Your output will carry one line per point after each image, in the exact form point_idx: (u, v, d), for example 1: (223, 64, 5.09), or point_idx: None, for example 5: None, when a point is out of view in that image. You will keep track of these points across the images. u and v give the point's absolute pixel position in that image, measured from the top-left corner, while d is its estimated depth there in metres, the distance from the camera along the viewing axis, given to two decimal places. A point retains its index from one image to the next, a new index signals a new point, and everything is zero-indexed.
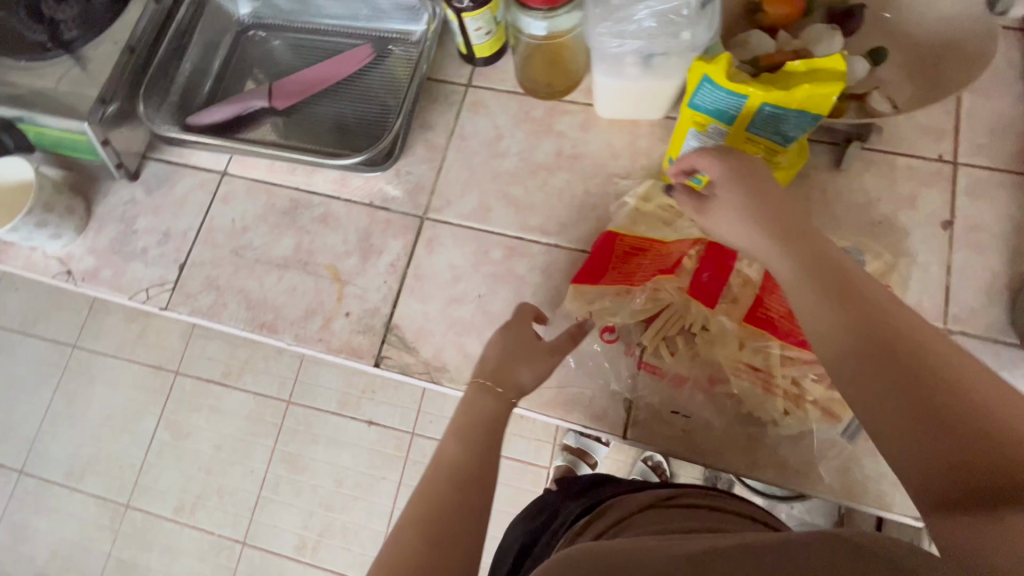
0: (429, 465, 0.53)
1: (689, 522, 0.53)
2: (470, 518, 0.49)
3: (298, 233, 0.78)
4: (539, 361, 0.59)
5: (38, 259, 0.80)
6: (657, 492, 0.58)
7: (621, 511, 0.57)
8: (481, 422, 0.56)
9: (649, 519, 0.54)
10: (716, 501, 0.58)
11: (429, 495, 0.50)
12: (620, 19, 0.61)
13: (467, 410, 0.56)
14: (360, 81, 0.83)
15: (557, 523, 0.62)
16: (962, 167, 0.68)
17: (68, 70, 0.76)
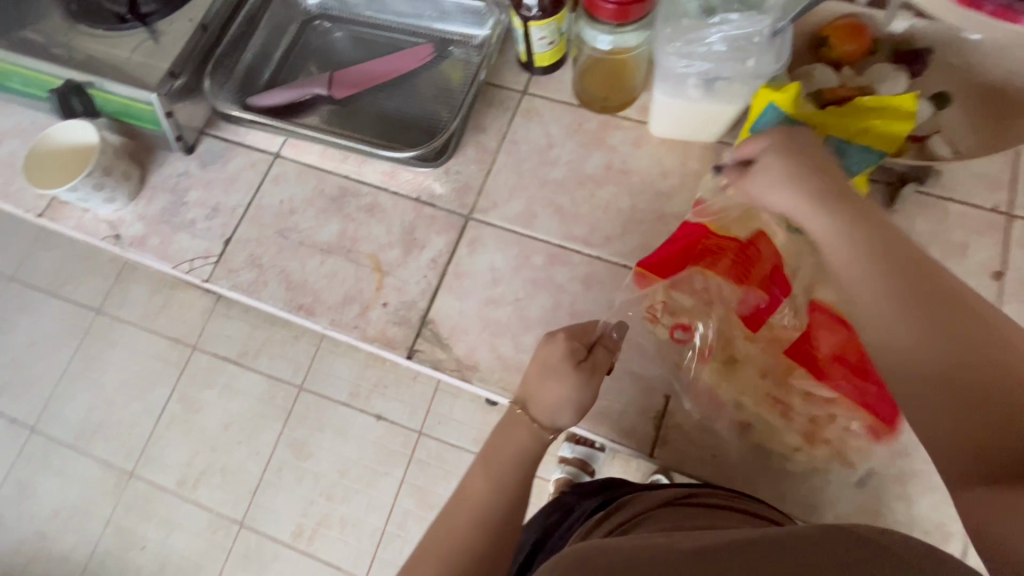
0: (456, 496, 0.54)
1: (715, 520, 0.52)
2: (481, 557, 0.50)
3: (344, 220, 0.79)
4: (580, 385, 0.56)
5: (89, 221, 0.82)
6: (675, 491, 0.58)
7: (636, 507, 0.56)
8: (512, 458, 0.55)
9: (667, 515, 0.53)
10: (738, 503, 0.57)
11: (453, 527, 0.51)
12: (690, 40, 0.61)
13: (502, 439, 0.56)
14: (418, 78, 0.84)
15: (575, 515, 0.62)
16: (1018, 220, 0.67)
17: (142, 41, 0.79)
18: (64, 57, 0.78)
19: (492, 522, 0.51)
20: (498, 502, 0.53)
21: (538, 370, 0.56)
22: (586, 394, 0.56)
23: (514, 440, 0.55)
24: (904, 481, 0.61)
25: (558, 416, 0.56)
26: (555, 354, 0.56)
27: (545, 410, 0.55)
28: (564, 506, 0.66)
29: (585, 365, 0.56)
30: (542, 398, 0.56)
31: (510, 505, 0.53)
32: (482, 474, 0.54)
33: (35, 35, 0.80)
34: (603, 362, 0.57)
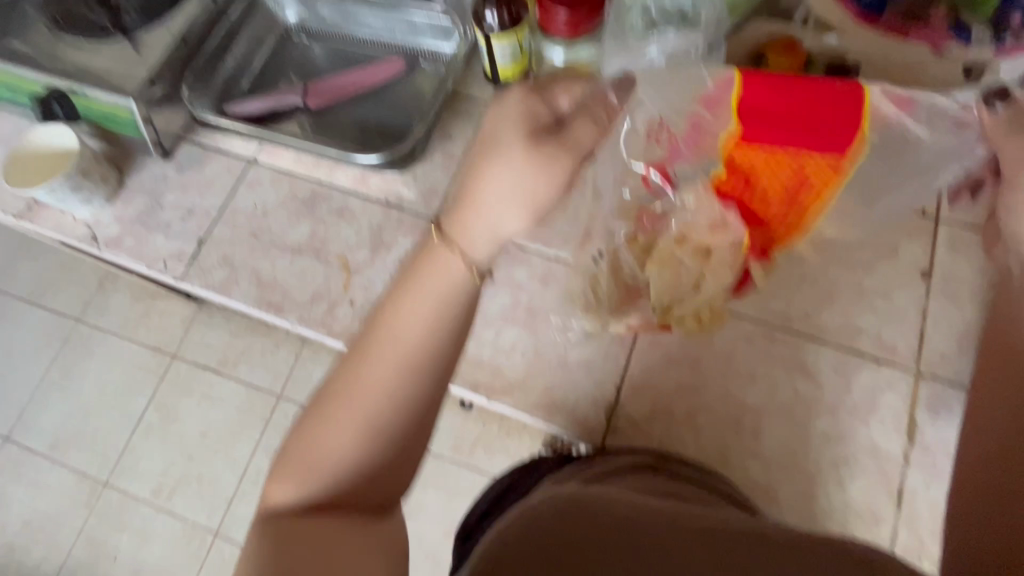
0: (381, 346, 0.49)
1: (690, 491, 0.54)
2: (399, 401, 0.49)
3: (315, 222, 0.82)
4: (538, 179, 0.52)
5: (67, 222, 0.85)
6: (646, 458, 0.60)
7: (605, 467, 0.58)
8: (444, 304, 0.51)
9: (635, 476, 0.55)
10: (705, 478, 0.58)
11: (378, 377, 0.49)
12: (633, 54, 0.66)
13: (439, 284, 0.51)
14: (390, 89, 0.89)
15: (539, 470, 0.66)
16: (943, 223, 0.72)
17: (123, 51, 0.83)
18: (48, 65, 0.82)
19: (410, 364, 0.49)
20: (421, 340, 0.50)
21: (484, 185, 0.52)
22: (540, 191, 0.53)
23: (438, 264, 0.51)
24: (839, 466, 0.65)
25: (501, 221, 0.52)
26: (518, 155, 0.51)
27: (486, 220, 0.52)
28: (528, 466, 0.70)
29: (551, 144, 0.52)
30: (490, 205, 0.52)
31: (429, 347, 0.50)
32: (403, 311, 0.50)
33: (21, 45, 0.84)
34: (582, 136, 0.54)
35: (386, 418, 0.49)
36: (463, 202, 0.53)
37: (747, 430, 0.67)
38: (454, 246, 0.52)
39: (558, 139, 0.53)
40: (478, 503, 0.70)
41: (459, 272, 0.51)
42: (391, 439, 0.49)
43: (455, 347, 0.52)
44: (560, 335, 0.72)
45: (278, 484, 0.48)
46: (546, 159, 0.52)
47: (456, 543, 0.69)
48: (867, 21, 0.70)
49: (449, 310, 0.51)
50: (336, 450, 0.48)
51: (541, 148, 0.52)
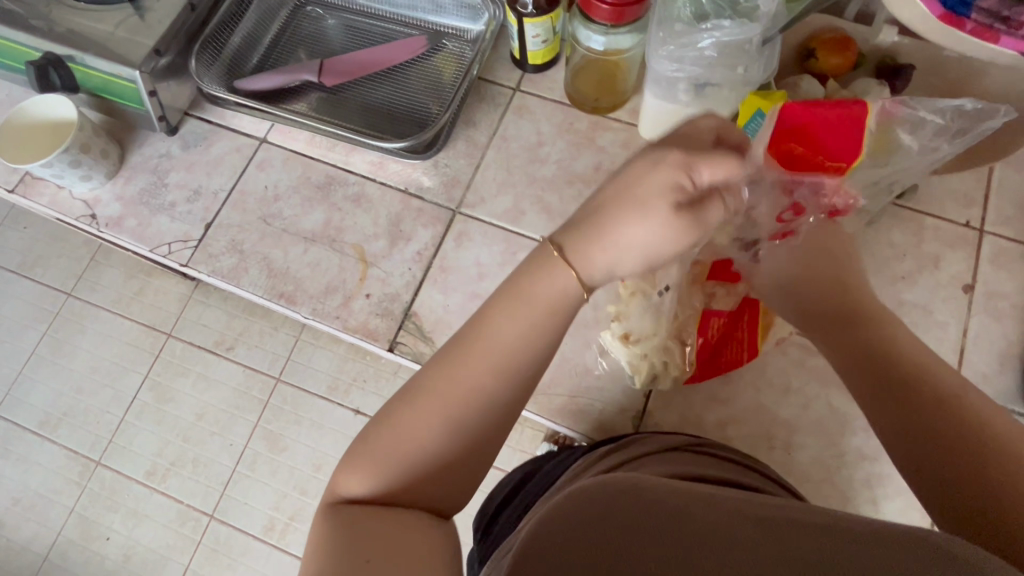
0: (480, 338, 0.46)
1: (721, 471, 0.49)
2: (488, 402, 0.46)
3: (329, 209, 0.78)
4: (663, 246, 0.45)
5: (63, 198, 0.80)
6: (685, 438, 0.56)
7: (640, 447, 0.54)
8: (546, 305, 0.46)
9: (678, 456, 0.51)
10: (753, 461, 0.54)
11: (475, 370, 0.45)
12: (682, 44, 0.63)
13: (542, 285, 0.46)
14: (410, 69, 0.84)
15: (559, 459, 0.64)
16: (987, 235, 0.69)
17: (127, 17, 0.77)
18: (44, 28, 0.76)
19: (506, 365, 0.46)
20: (523, 341, 0.46)
21: (610, 225, 0.45)
22: (661, 252, 0.45)
23: (549, 276, 0.46)
24: (873, 485, 0.64)
25: (619, 264, 0.46)
26: (663, 222, 0.43)
27: (607, 256, 0.46)
28: (552, 456, 0.67)
29: (695, 216, 0.44)
30: (614, 243, 0.45)
31: (531, 343, 0.46)
32: (507, 310, 0.46)
33: (13, 4, 0.77)
34: (710, 217, 0.45)
35: (470, 418, 0.45)
36: (596, 237, 0.45)
37: (780, 445, 0.66)
38: (572, 261, 0.46)
39: (696, 229, 0.45)
40: (495, 495, 0.67)
41: (571, 296, 0.47)
42: (470, 439, 0.45)
43: (548, 357, 0.48)
44: (587, 339, 0.70)
45: (348, 480, 0.44)
46: (681, 228, 0.44)
47: (476, 529, 0.67)
48: (949, 24, 0.49)
49: (554, 324, 0.47)
50: (418, 447, 0.44)
51: (683, 217, 0.44)
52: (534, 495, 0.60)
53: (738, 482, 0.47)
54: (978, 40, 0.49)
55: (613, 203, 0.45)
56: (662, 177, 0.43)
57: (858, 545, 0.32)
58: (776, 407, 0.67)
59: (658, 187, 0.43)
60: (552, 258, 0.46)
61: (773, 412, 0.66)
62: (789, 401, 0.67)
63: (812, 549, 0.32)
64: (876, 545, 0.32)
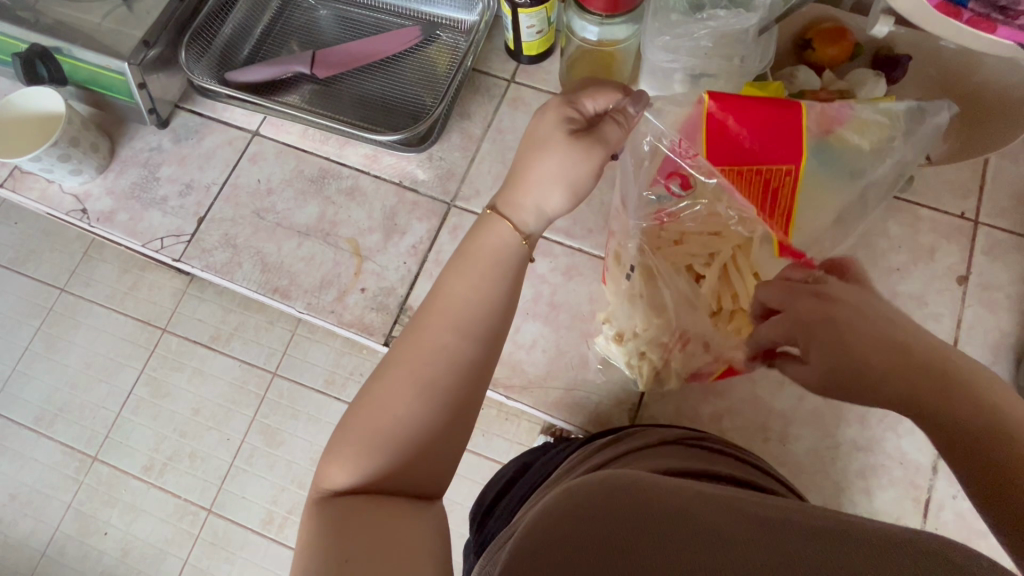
0: (437, 302, 0.48)
1: (717, 465, 0.49)
2: (454, 363, 0.46)
3: (323, 203, 0.77)
4: (577, 165, 0.51)
5: (53, 193, 0.79)
6: (682, 432, 0.56)
7: (638, 440, 0.54)
8: (493, 255, 0.50)
9: (674, 450, 0.51)
10: (748, 455, 0.54)
11: (435, 332, 0.47)
12: (679, 34, 0.63)
13: (484, 240, 0.51)
14: (404, 60, 0.83)
15: (554, 451, 0.64)
16: (983, 226, 0.69)
17: (114, 7, 0.75)
18: (30, 20, 0.74)
19: (466, 323, 0.47)
20: (475, 296, 0.48)
21: (523, 167, 0.52)
22: (581, 172, 0.51)
23: (490, 231, 0.51)
24: (867, 475, 0.65)
25: (547, 199, 0.51)
26: (563, 142, 0.50)
27: (533, 195, 0.51)
28: (549, 447, 0.67)
29: (590, 134, 0.51)
30: (535, 183, 0.51)
31: (488, 301, 0.48)
32: (458, 272, 0.49)
33: None
34: (609, 136, 0.52)
35: (441, 382, 0.45)
36: (520, 180, 0.51)
37: (775, 437, 0.66)
38: (506, 213, 0.51)
39: (600, 144, 0.51)
40: (490, 487, 0.68)
41: (515, 243, 0.51)
42: (445, 404, 0.45)
43: (511, 310, 0.49)
44: (582, 332, 0.70)
45: (333, 466, 0.44)
46: (583, 148, 0.51)
47: (472, 519, 0.67)
48: (946, 14, 0.49)
49: (502, 271, 0.49)
50: (395, 419, 0.44)
51: (582, 139, 0.51)
52: (530, 487, 0.60)
53: (733, 477, 0.47)
54: (974, 30, 0.49)
55: (523, 155, 0.52)
56: (551, 117, 0.52)
57: (855, 544, 0.32)
58: (770, 400, 0.67)
59: (549, 126, 0.51)
60: (489, 216, 0.51)
61: (767, 405, 0.67)
62: (784, 394, 0.67)
63: (810, 550, 0.32)
64: (874, 544, 0.32)
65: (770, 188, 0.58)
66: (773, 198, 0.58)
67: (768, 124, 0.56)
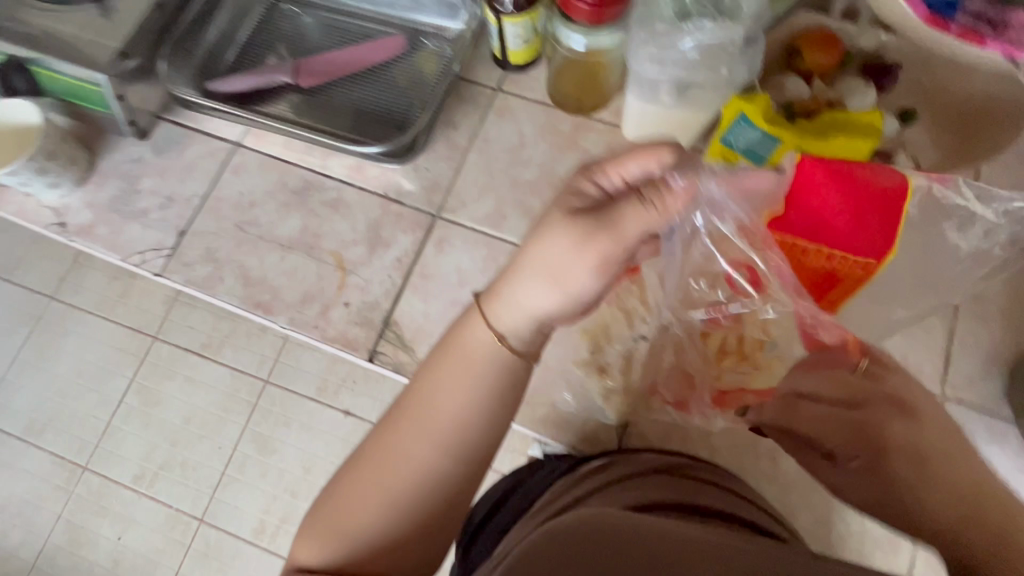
0: (418, 407, 0.44)
1: (703, 495, 0.48)
2: (432, 478, 0.44)
3: (306, 215, 0.76)
4: (581, 274, 0.44)
5: (31, 207, 0.78)
6: (670, 460, 0.55)
7: (624, 469, 0.53)
8: (480, 370, 0.45)
9: (659, 478, 0.50)
10: (736, 485, 0.53)
11: (414, 444, 0.44)
12: (664, 45, 0.62)
13: (470, 350, 0.45)
14: (389, 69, 0.81)
15: (542, 475, 0.62)
16: None
17: (92, 18, 0.74)
18: (5, 30, 0.73)
19: (436, 434, 0.44)
20: (459, 414, 0.44)
21: (524, 267, 0.44)
22: (583, 281, 0.44)
23: (476, 339, 0.45)
24: None
25: (542, 310, 0.44)
26: (561, 224, 0.44)
27: (528, 305, 0.44)
28: (536, 466, 0.66)
29: (600, 235, 0.43)
30: (532, 290, 0.44)
31: (472, 419, 0.44)
32: (443, 379, 0.45)
33: None
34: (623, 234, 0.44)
35: (408, 491, 0.43)
36: (512, 264, 0.45)
37: (765, 453, 0.65)
38: (494, 320, 0.45)
39: (604, 236, 0.43)
40: (476, 510, 0.66)
41: (496, 350, 0.45)
42: (412, 511, 0.44)
43: (490, 418, 0.45)
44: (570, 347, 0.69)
45: (299, 544, 0.44)
46: (590, 258, 0.43)
47: (457, 544, 0.65)
48: (936, 26, 0.49)
49: (489, 390, 0.45)
50: (359, 523, 0.43)
51: (593, 241, 0.43)
52: (517, 512, 0.59)
53: (720, 510, 0.46)
54: (963, 43, 0.49)
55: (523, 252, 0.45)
56: (559, 215, 0.44)
57: None
58: None
59: (558, 228, 0.43)
60: (474, 322, 0.45)
61: None
62: None
63: None
64: None
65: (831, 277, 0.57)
66: (832, 284, 0.57)
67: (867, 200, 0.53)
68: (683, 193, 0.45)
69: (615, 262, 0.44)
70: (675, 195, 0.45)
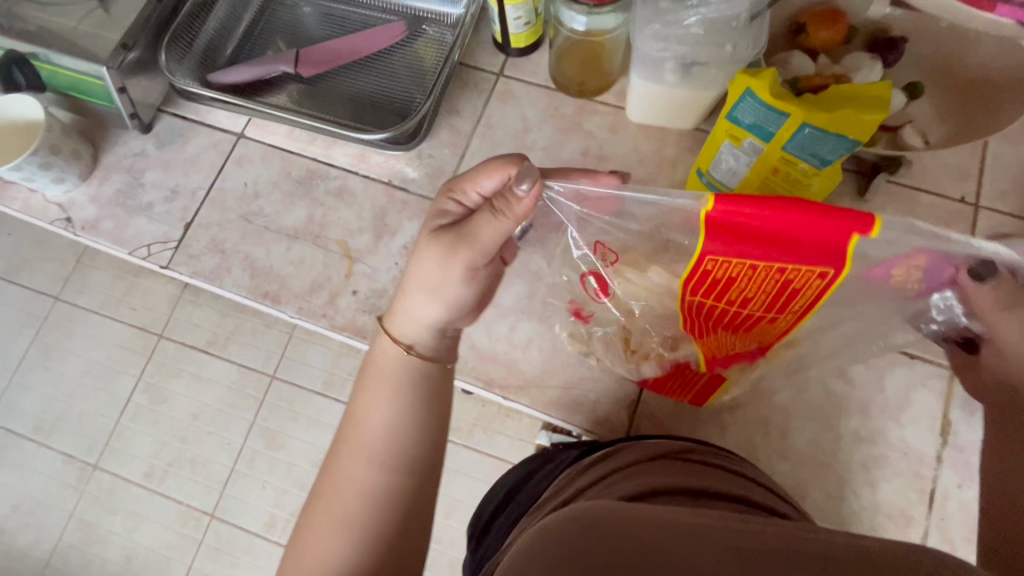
0: (344, 427, 0.48)
1: (704, 479, 0.49)
2: (369, 488, 0.45)
3: (312, 204, 0.76)
4: (450, 283, 0.49)
5: (36, 202, 0.78)
6: (674, 445, 0.55)
7: (628, 457, 0.53)
8: (390, 375, 0.49)
9: (658, 466, 0.50)
10: (738, 466, 0.54)
11: (343, 462, 0.46)
12: (669, 23, 0.62)
13: (379, 361, 0.49)
14: (390, 56, 0.81)
15: (551, 467, 0.62)
16: (983, 211, 0.68)
17: (91, 10, 0.74)
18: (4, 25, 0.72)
19: (365, 446, 0.46)
20: (379, 418, 0.47)
21: (404, 289, 0.50)
22: (454, 288, 0.49)
23: (382, 349, 0.50)
24: (870, 467, 0.64)
25: (430, 312, 0.50)
26: (428, 246, 0.49)
27: (413, 313, 0.50)
28: (545, 457, 0.67)
29: (459, 241, 0.48)
30: (414, 301, 0.50)
31: (392, 418, 0.47)
32: (362, 397, 0.48)
33: None
34: (483, 237, 0.48)
35: (359, 514, 0.44)
36: (399, 292, 0.51)
37: (776, 430, 0.65)
38: (397, 333, 0.50)
39: (464, 247, 0.48)
40: (487, 504, 0.67)
41: (403, 352, 0.49)
42: (365, 535, 0.44)
43: (416, 419, 0.47)
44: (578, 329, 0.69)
45: None
46: (454, 264, 0.48)
47: (470, 537, 0.66)
48: None
49: (401, 387, 0.48)
50: (319, 563, 0.43)
51: (455, 251, 0.48)
52: (523, 505, 0.59)
53: (721, 494, 0.47)
54: None
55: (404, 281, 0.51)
56: (426, 240, 0.49)
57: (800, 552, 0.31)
58: (767, 393, 0.66)
59: (422, 250, 0.49)
60: (377, 338, 0.51)
61: (765, 397, 0.66)
62: (784, 387, 0.66)
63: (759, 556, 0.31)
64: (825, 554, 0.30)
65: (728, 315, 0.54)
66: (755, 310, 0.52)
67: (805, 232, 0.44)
68: (534, 199, 0.46)
69: (480, 266, 0.49)
70: (522, 202, 0.46)
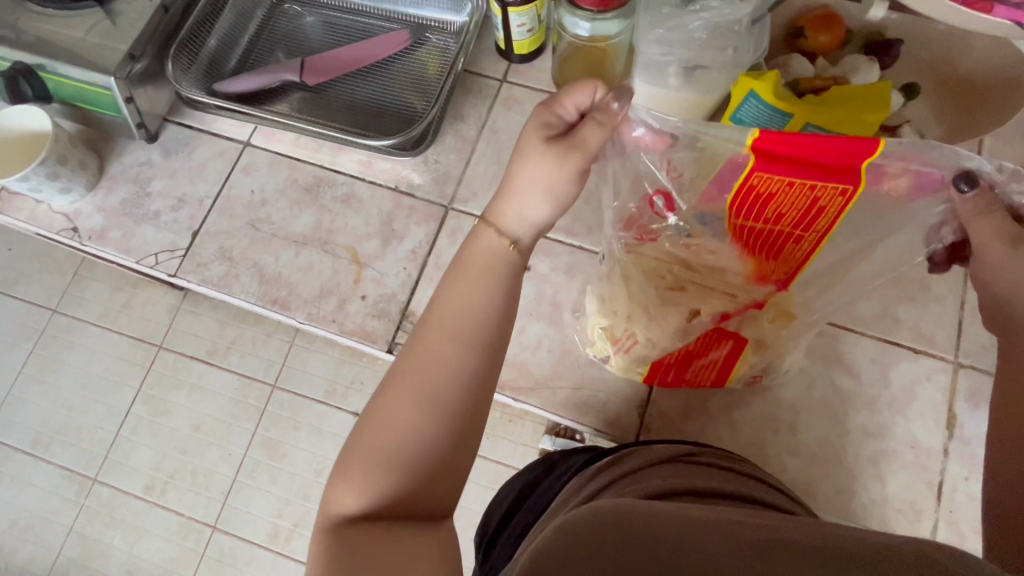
0: (432, 311, 0.48)
1: (715, 481, 0.49)
2: (455, 373, 0.46)
3: (319, 210, 0.77)
4: (560, 183, 0.48)
5: (42, 213, 0.78)
6: (679, 447, 0.56)
7: (636, 460, 0.53)
8: (483, 269, 0.49)
9: (665, 470, 0.50)
10: (745, 467, 0.54)
11: (432, 343, 0.46)
12: (674, 27, 0.64)
13: (473, 254, 0.50)
14: (394, 64, 0.82)
15: (559, 472, 0.63)
16: None
17: (98, 21, 0.74)
18: (11, 37, 0.73)
19: (456, 333, 0.47)
20: (470, 307, 0.48)
21: (505, 187, 0.50)
22: (563, 189, 0.49)
23: (479, 241, 0.50)
24: (878, 461, 0.65)
25: (531, 210, 0.50)
26: (536, 151, 0.48)
27: (516, 208, 0.49)
28: (549, 463, 0.67)
29: (571, 143, 0.48)
30: (519, 198, 0.49)
31: (483, 312, 0.48)
32: (452, 285, 0.49)
33: None
34: (591, 143, 0.48)
35: (445, 389, 0.45)
36: (499, 190, 0.50)
37: (785, 426, 0.66)
38: (494, 227, 0.50)
39: (573, 149, 0.48)
40: (494, 512, 0.67)
41: (503, 247, 0.50)
42: (447, 414, 0.45)
43: (507, 316, 0.49)
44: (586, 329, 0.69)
45: (339, 484, 0.44)
46: (563, 166, 0.48)
47: (478, 547, 0.66)
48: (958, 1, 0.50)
49: (495, 281, 0.49)
50: (399, 433, 0.44)
51: (567, 152, 0.48)
52: (532, 513, 0.59)
53: (732, 495, 0.47)
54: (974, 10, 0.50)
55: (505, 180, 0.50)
56: (535, 137, 0.48)
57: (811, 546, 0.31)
58: (774, 390, 0.67)
59: (529, 147, 0.48)
60: (476, 229, 0.50)
61: (773, 393, 0.67)
62: (790, 384, 0.67)
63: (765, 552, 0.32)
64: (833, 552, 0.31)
65: (765, 251, 0.55)
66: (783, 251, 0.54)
67: (838, 155, 0.45)
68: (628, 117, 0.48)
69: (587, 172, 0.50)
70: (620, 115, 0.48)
